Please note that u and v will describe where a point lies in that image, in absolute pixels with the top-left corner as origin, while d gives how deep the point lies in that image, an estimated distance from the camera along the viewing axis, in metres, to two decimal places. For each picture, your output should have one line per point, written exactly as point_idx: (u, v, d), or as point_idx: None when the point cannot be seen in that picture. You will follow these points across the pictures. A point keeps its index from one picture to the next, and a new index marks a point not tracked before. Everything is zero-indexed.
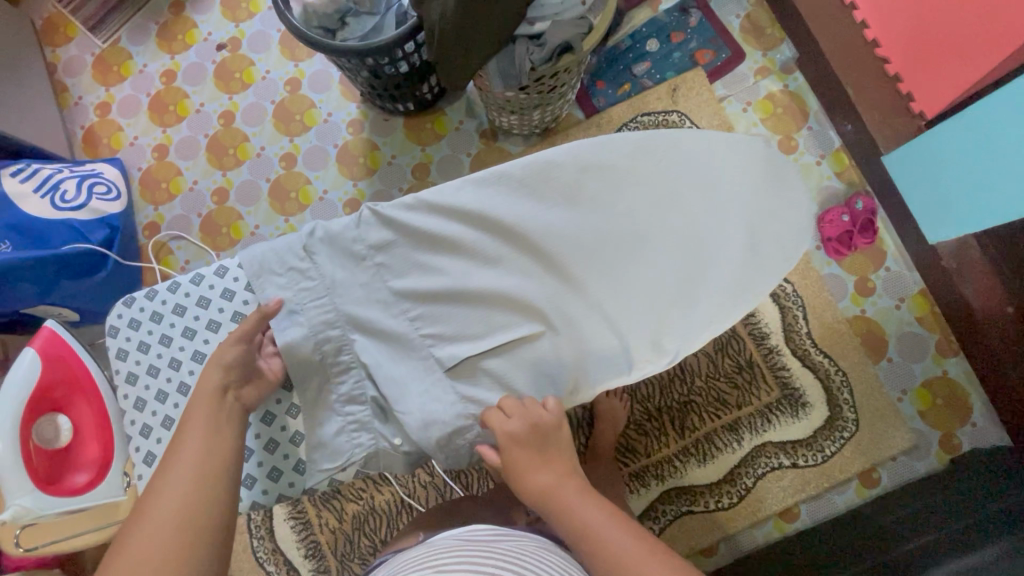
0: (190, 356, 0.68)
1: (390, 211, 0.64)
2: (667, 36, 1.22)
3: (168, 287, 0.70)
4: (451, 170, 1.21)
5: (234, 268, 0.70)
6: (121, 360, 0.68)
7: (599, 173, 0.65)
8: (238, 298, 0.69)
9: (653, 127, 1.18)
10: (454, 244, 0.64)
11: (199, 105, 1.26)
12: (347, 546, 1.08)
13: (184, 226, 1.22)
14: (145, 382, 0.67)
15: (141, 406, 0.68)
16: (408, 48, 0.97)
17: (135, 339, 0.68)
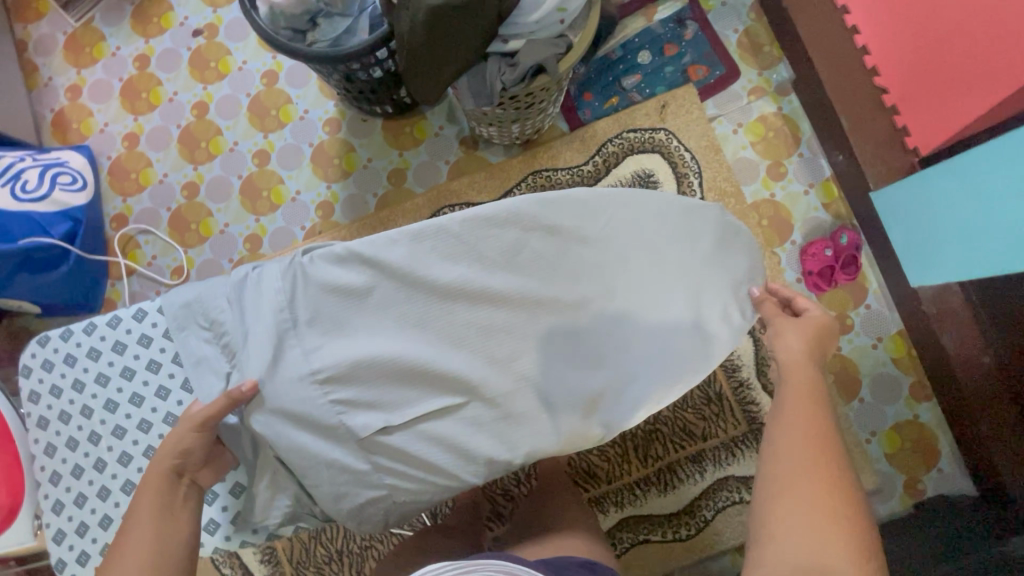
0: (101, 405, 0.71)
1: (322, 266, 0.62)
2: (660, 48, 1.17)
3: (84, 330, 0.72)
4: (428, 178, 1.17)
5: (152, 312, 0.71)
6: (53, 398, 0.71)
7: (541, 233, 0.62)
8: (155, 345, 0.71)
9: (639, 144, 1.14)
10: (386, 300, 0.62)
11: (173, 93, 1.22)
12: (302, 553, 1.07)
13: (152, 220, 1.19)
14: (78, 422, 0.71)
15: (52, 451, 0.71)
16: (380, 55, 0.93)
17: (67, 379, 0.71)
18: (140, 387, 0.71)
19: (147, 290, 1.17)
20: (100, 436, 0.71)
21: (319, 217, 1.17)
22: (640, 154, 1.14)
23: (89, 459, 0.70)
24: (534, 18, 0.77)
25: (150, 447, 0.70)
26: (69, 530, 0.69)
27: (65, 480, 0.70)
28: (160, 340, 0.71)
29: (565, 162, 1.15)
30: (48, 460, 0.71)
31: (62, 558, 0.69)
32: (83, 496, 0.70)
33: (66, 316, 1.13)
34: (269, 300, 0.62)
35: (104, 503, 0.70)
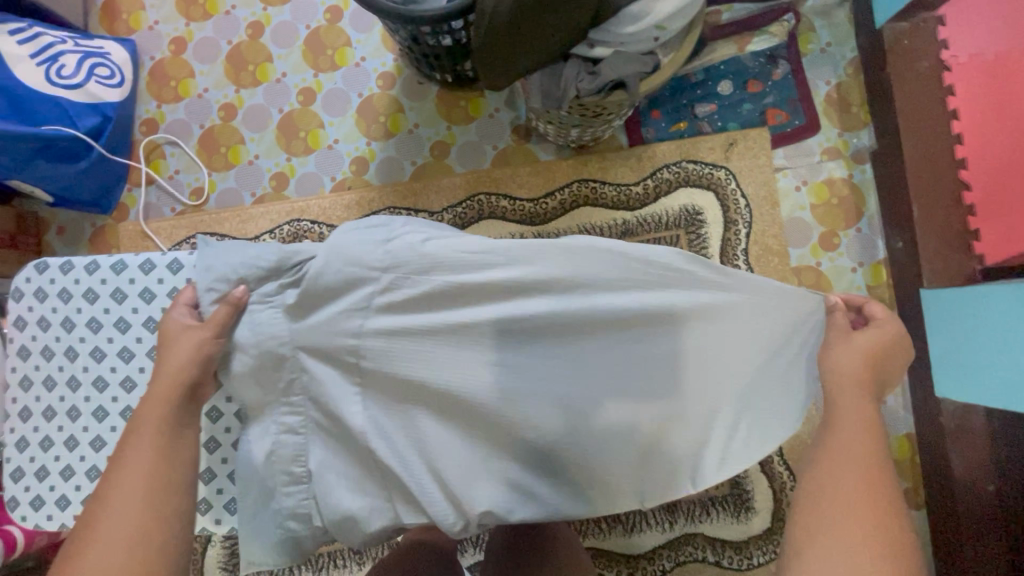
0: (88, 351, 0.66)
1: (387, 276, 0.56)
2: (744, 82, 1.10)
3: (86, 267, 0.66)
4: (470, 159, 1.12)
5: (160, 266, 0.67)
6: (40, 329, 0.66)
7: (570, 279, 0.56)
8: (156, 303, 0.66)
9: (696, 178, 1.08)
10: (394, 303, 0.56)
11: (231, 7, 1.16)
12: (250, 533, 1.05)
13: (182, 132, 1.14)
14: (62, 361, 0.66)
15: (27, 385, 0.67)
16: (455, 25, 0.86)
17: (61, 313, 0.66)
18: (132, 343, 0.66)
19: (163, 204, 1.13)
20: (80, 382, 0.66)
21: (351, 172, 1.12)
22: (694, 188, 1.08)
23: (65, 403, 0.66)
24: (627, 31, 0.70)
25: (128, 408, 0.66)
26: (27, 471, 0.65)
27: (32, 419, 0.66)
28: (163, 299, 0.66)
29: (614, 177, 1.09)
30: (22, 393, 0.66)
31: (15, 497, 0.65)
32: (50, 440, 0.65)
33: (77, 210, 1.11)
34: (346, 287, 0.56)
35: (70, 452, 0.65)
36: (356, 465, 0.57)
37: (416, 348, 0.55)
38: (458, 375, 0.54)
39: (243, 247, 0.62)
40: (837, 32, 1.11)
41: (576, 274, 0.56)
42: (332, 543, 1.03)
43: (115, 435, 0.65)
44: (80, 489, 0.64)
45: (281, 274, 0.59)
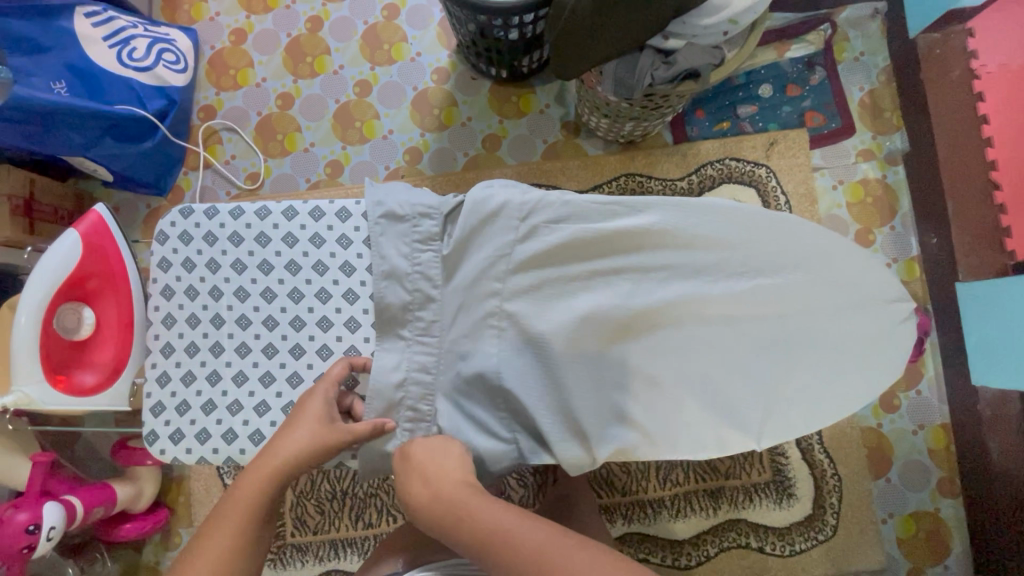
0: (232, 291, 0.66)
1: (502, 221, 0.60)
2: (783, 86, 1.16)
3: (231, 212, 0.67)
4: (522, 151, 1.16)
5: (302, 213, 0.67)
6: (186, 269, 0.67)
7: (671, 225, 0.59)
8: (298, 247, 0.67)
9: (738, 175, 1.13)
10: (524, 255, 0.59)
11: (291, 1, 1.20)
12: (299, 518, 1.07)
13: (240, 119, 1.18)
14: (205, 300, 0.66)
15: (170, 324, 0.66)
16: (526, 19, 0.91)
17: (207, 254, 0.66)
18: (274, 284, 0.66)
19: (219, 188, 1.16)
20: (223, 321, 0.66)
21: (405, 162, 1.16)
22: (737, 185, 1.13)
23: (207, 340, 0.66)
24: (704, 23, 0.73)
25: (270, 345, 0.65)
26: (168, 404, 0.64)
27: (174, 354, 0.66)
28: (306, 243, 0.66)
29: (660, 172, 1.14)
30: (165, 330, 0.66)
31: (155, 430, 0.64)
32: (192, 375, 0.65)
33: (133, 190, 1.13)
34: (491, 235, 0.60)
35: (211, 388, 0.65)
36: (451, 401, 0.60)
37: (538, 302, 0.59)
38: (577, 312, 0.59)
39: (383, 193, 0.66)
40: (870, 41, 1.17)
41: (710, 236, 0.59)
42: (381, 525, 1.06)
43: (258, 371, 0.65)
44: (222, 422, 0.64)
45: (403, 219, 0.64)
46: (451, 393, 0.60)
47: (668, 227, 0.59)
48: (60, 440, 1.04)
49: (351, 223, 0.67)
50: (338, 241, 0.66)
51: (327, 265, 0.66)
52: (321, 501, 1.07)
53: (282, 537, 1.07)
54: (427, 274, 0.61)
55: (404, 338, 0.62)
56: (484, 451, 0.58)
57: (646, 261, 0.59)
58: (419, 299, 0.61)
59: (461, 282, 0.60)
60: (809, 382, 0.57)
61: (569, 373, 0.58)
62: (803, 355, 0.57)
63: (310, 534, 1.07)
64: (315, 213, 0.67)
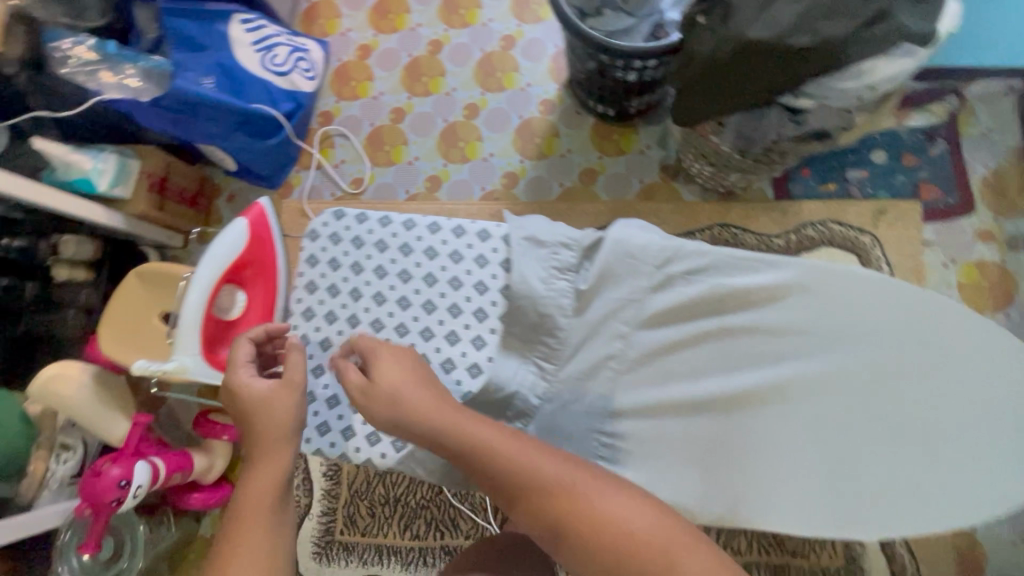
0: (370, 295, 0.70)
1: (641, 263, 0.62)
2: (898, 154, 1.11)
3: (380, 220, 0.72)
4: (617, 189, 1.17)
5: (445, 230, 0.70)
6: (332, 268, 0.71)
7: (801, 289, 0.60)
8: (437, 261, 0.70)
9: (841, 239, 1.09)
10: (654, 308, 0.61)
11: (416, 24, 1.28)
12: (349, 516, 1.09)
13: (354, 127, 1.25)
14: (345, 300, 0.70)
15: (309, 317, 0.71)
16: (648, 63, 0.93)
17: (354, 257, 0.71)
18: (410, 293, 0.69)
19: (325, 189, 1.23)
20: (358, 322, 0.70)
21: (501, 185, 1.19)
22: (837, 250, 1.08)
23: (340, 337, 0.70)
24: (843, 86, 0.72)
25: (396, 352, 0.68)
26: (296, 393, 0.72)
27: (310, 346, 0.70)
28: (445, 258, 0.70)
29: (756, 226, 1.11)
30: (303, 322, 0.71)
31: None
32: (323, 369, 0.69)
33: (249, 181, 1.21)
34: (626, 278, 0.63)
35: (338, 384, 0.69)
36: (565, 432, 0.62)
37: (667, 350, 0.62)
38: (705, 368, 0.61)
39: (525, 222, 0.68)
40: (999, 118, 1.11)
41: (841, 307, 0.60)
42: (428, 539, 1.06)
43: None
44: None
45: (541, 246, 0.66)
46: (558, 428, 0.62)
47: (798, 287, 0.60)
48: (149, 403, 1.12)
49: (490, 245, 0.69)
50: (475, 260, 0.69)
51: (462, 282, 0.68)
52: (374, 503, 1.08)
53: (332, 533, 1.08)
54: (559, 302, 0.63)
55: (522, 360, 0.65)
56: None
57: (774, 321, 0.60)
58: (547, 325, 0.63)
59: (597, 322, 0.62)
60: (918, 474, 0.57)
61: (683, 421, 0.61)
62: (922, 441, 0.58)
63: (358, 535, 1.08)
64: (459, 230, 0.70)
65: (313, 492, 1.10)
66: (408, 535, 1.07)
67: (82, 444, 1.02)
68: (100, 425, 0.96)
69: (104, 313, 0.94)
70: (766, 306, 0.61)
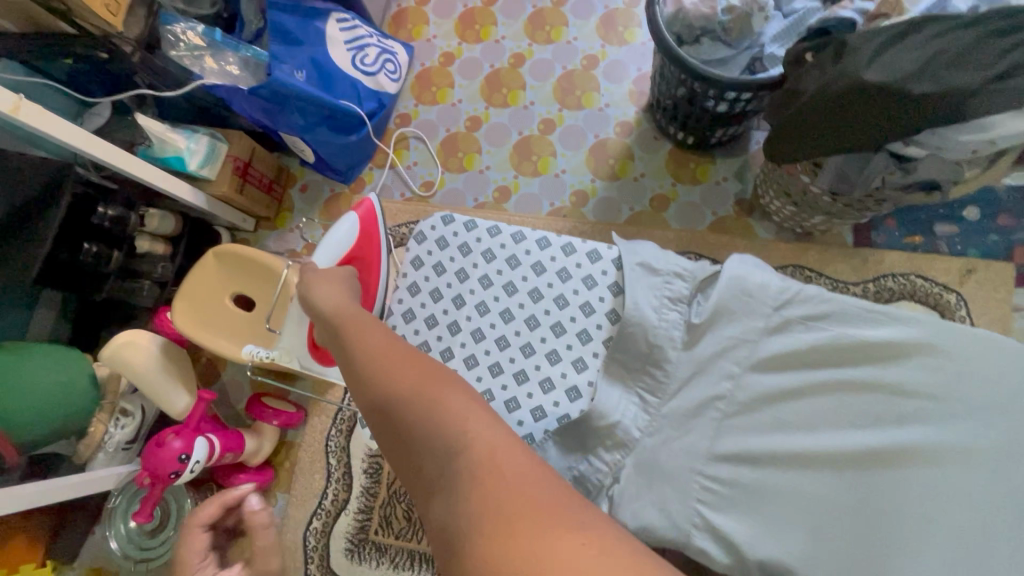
0: (474, 303, 0.72)
1: (758, 302, 0.61)
2: (993, 212, 1.06)
3: (489, 230, 0.74)
4: (688, 218, 1.15)
5: (553, 247, 0.72)
6: (439, 273, 0.74)
7: (929, 346, 0.56)
8: (544, 277, 0.71)
9: (923, 294, 1.04)
10: (769, 351, 0.59)
11: (501, 37, 1.29)
12: (384, 517, 1.08)
13: (430, 132, 1.27)
14: (448, 305, 0.72)
15: (409, 318, 0.73)
16: (741, 96, 0.91)
17: (461, 265, 0.73)
18: (514, 306, 0.71)
19: (395, 188, 1.25)
20: (459, 329, 0.71)
21: (570, 203, 1.19)
22: (919, 305, 1.03)
23: (438, 342, 0.72)
24: (961, 138, 0.68)
25: (496, 364, 0.69)
26: None
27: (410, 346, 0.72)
28: (552, 276, 0.71)
29: (832, 272, 1.07)
30: (404, 323, 0.73)
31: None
32: None
33: (324, 174, 1.24)
34: (741, 317, 0.61)
35: None
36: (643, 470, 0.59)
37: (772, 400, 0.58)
38: (826, 420, 0.56)
39: (635, 247, 0.70)
40: None
41: (984, 376, 0.54)
42: None
43: (480, 386, 0.68)
44: None
45: (655, 273, 0.67)
46: (657, 466, 0.58)
47: (934, 348, 0.55)
48: (206, 379, 1.15)
49: (598, 266, 0.71)
50: (583, 280, 0.71)
51: (567, 300, 0.70)
52: (410, 507, 1.07)
53: (366, 531, 1.08)
54: (670, 334, 0.63)
55: (624, 390, 0.65)
56: (682, 533, 0.55)
57: (911, 380, 0.55)
58: (655, 355, 0.63)
59: (709, 362, 0.61)
60: None
61: (793, 479, 0.55)
62: None
63: (391, 537, 1.07)
64: (569, 250, 0.72)
65: (352, 487, 1.11)
66: None
67: (141, 411, 1.04)
68: (164, 395, 0.99)
69: (182, 284, 0.96)
70: (891, 363, 0.56)
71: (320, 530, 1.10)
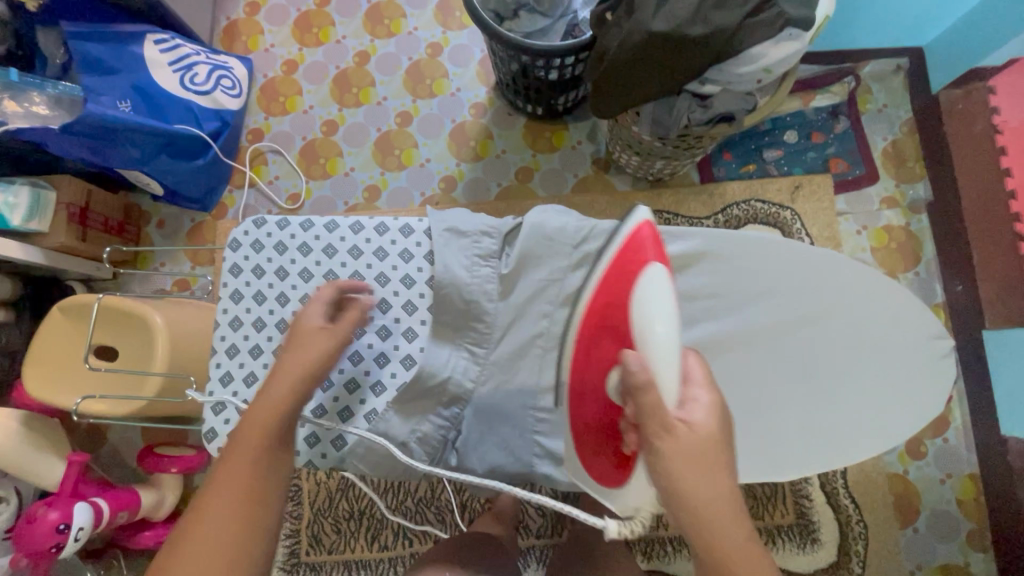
0: (298, 298, 0.70)
1: (558, 245, 0.68)
2: (808, 132, 1.20)
3: (301, 225, 0.72)
4: (552, 184, 1.21)
5: (368, 228, 0.72)
6: (257, 276, 0.71)
7: (708, 255, 0.68)
8: (363, 260, 0.71)
9: (764, 216, 1.16)
10: (572, 286, 0.67)
11: (342, 37, 1.28)
12: (313, 536, 1.06)
13: (286, 143, 1.24)
14: (270, 305, 0.70)
15: (235, 326, 0.70)
16: (567, 61, 0.97)
17: (277, 263, 0.71)
18: None
19: (261, 207, 1.22)
20: (287, 326, 0.70)
21: (440, 189, 1.21)
22: (762, 226, 1.15)
23: (270, 343, 0.70)
24: (740, 71, 0.77)
25: None
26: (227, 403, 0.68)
27: (239, 354, 0.70)
28: (370, 257, 0.71)
29: (687, 211, 1.17)
30: (230, 332, 0.70)
31: (213, 429, 0.68)
32: (254, 376, 0.69)
33: (179, 205, 1.18)
34: (547, 259, 0.68)
35: None
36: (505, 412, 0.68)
37: None
38: None
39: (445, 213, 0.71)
40: (893, 94, 1.21)
41: (745, 273, 0.68)
42: (397, 547, 1.05)
43: None
44: None
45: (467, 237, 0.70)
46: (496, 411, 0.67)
47: (710, 256, 0.68)
48: (89, 443, 1.07)
49: (413, 238, 0.71)
50: (400, 255, 0.71)
51: (388, 277, 0.70)
52: (338, 519, 1.07)
53: (297, 554, 1.06)
54: (484, 288, 0.67)
55: (452, 347, 0.68)
56: (525, 464, 0.67)
57: (692, 286, 0.68)
58: (475, 310, 0.67)
59: (533, 309, 0.68)
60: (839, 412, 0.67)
61: None
62: (843, 384, 0.67)
63: (324, 553, 1.06)
64: (383, 228, 0.71)
65: (274, 517, 1.07)
66: (377, 547, 1.05)
67: (16, 494, 0.94)
68: (33, 471, 0.90)
69: (30, 350, 0.89)
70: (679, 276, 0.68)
71: None
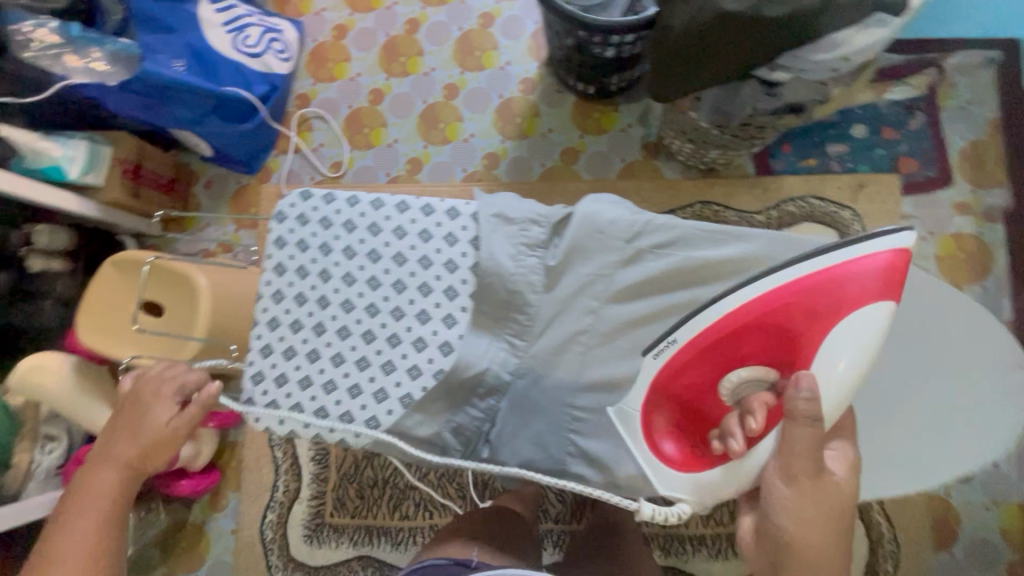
0: (340, 275, 0.70)
1: (617, 236, 0.67)
2: (878, 127, 1.11)
3: (347, 200, 0.71)
4: (598, 167, 1.17)
5: (414, 209, 0.70)
6: (302, 250, 0.71)
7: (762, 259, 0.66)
8: (406, 240, 0.69)
9: (820, 214, 1.09)
10: (625, 281, 0.66)
11: (393, 3, 1.25)
12: (337, 500, 1.10)
13: (332, 110, 1.23)
14: (313, 280, 0.70)
15: (278, 299, 0.71)
16: (625, 39, 0.92)
17: (322, 238, 0.70)
18: (379, 272, 0.69)
19: (304, 173, 1.22)
20: (328, 302, 0.69)
21: (483, 166, 1.18)
22: (818, 225, 1.09)
23: (310, 318, 0.69)
24: (816, 58, 0.72)
25: (369, 331, 0.68)
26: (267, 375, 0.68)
27: (280, 326, 0.70)
28: (414, 238, 0.69)
29: (738, 204, 1.11)
30: (273, 304, 0.70)
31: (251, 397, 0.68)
32: (293, 350, 0.69)
33: (228, 166, 1.20)
34: (594, 252, 0.67)
35: (309, 364, 0.68)
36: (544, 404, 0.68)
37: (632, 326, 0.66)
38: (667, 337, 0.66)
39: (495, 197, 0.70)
40: (980, 89, 1.10)
41: None
42: (417, 518, 1.07)
43: (354, 355, 0.67)
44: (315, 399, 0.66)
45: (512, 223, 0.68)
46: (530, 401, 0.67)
47: (764, 258, 0.66)
48: None
49: (459, 222, 0.69)
50: (445, 238, 0.69)
51: (431, 260, 0.68)
52: (363, 485, 1.10)
53: (321, 515, 1.09)
54: (527, 279, 0.66)
55: (494, 336, 0.68)
56: (551, 457, 0.67)
57: None
58: (517, 300, 0.66)
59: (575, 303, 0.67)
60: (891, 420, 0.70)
61: None
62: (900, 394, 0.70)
63: (347, 517, 1.09)
64: (430, 210, 0.70)
65: (302, 477, 1.11)
66: (398, 516, 1.08)
67: (68, 434, 1.01)
68: (83, 414, 0.95)
69: (85, 299, 0.93)
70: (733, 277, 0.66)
71: (275, 522, 1.10)
